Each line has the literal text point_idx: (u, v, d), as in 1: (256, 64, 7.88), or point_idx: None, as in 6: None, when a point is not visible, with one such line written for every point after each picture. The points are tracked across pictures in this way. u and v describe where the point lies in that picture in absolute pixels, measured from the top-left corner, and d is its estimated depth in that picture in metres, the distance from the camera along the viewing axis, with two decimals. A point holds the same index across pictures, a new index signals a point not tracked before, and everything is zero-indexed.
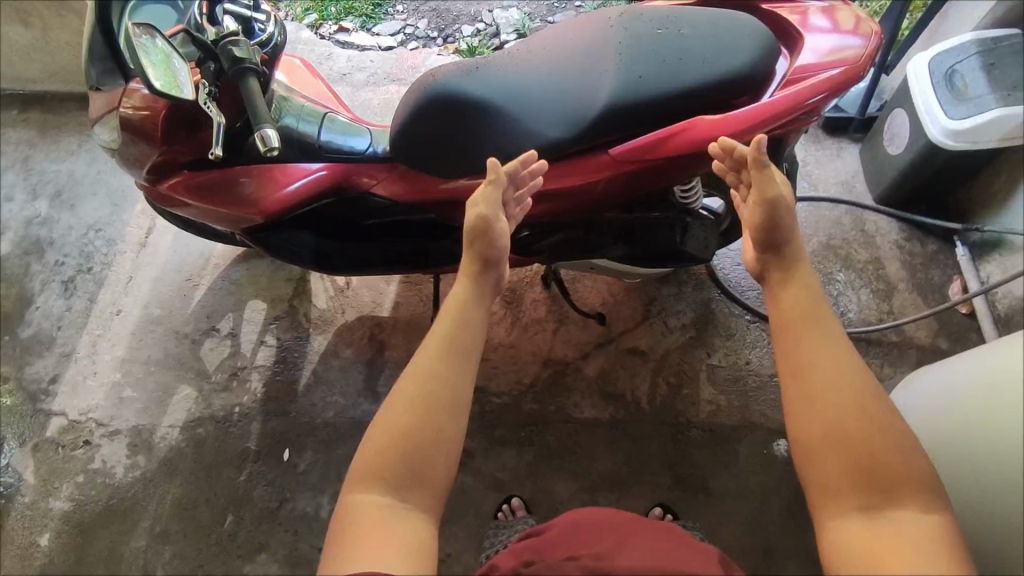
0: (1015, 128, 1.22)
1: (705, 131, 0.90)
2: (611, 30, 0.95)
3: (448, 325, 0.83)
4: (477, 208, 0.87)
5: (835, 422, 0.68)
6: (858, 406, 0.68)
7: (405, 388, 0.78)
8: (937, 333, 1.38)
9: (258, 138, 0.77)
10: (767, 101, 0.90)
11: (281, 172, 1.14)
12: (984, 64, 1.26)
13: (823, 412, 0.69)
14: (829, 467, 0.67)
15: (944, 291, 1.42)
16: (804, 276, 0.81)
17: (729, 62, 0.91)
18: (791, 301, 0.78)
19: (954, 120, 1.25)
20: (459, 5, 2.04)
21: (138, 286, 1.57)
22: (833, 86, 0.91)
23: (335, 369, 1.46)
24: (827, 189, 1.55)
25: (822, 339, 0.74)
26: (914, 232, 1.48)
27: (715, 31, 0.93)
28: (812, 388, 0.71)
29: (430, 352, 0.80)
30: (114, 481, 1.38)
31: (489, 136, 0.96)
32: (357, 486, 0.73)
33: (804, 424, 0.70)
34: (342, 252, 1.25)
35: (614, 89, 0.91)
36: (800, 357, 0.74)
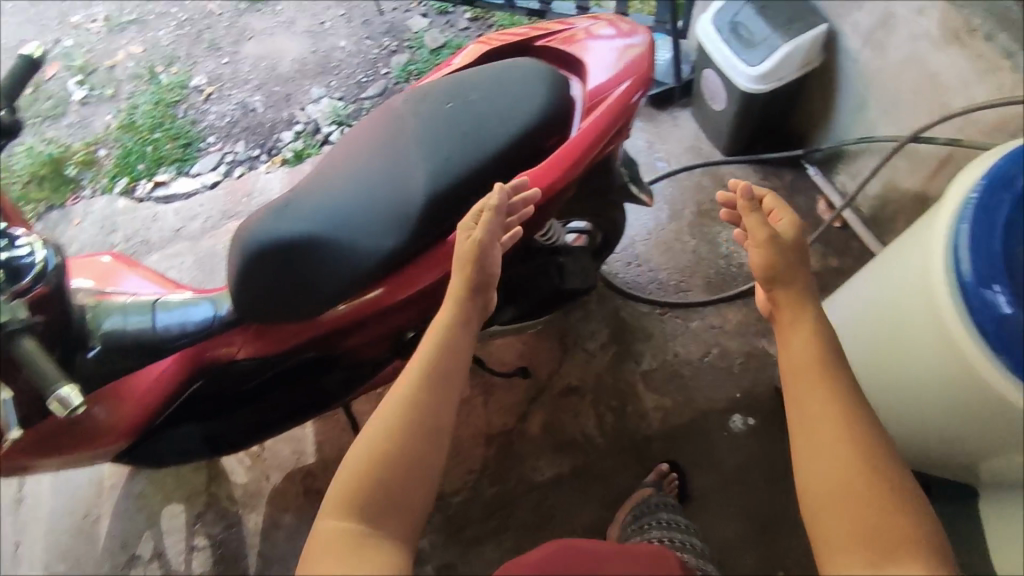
0: (809, 52, 1.26)
1: (531, 186, 0.86)
2: (400, 122, 0.89)
3: (435, 359, 0.74)
4: (476, 232, 0.78)
5: (841, 462, 0.65)
6: (862, 463, 0.64)
7: (386, 414, 0.70)
8: (825, 255, 1.42)
9: (55, 405, 0.65)
10: (577, 133, 0.88)
11: (127, 383, 1.02)
12: (758, 7, 1.30)
13: (830, 464, 0.65)
14: (831, 517, 0.63)
15: (815, 214, 1.47)
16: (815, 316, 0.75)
17: (527, 112, 0.86)
18: (800, 349, 0.73)
19: (755, 66, 1.27)
20: (270, 114, 1.97)
21: (31, 548, 1.37)
22: (629, 98, 0.90)
23: (283, 541, 1.34)
24: (678, 159, 1.59)
25: (818, 378, 0.70)
26: (767, 169, 1.53)
27: (501, 83, 0.87)
28: (819, 437, 0.67)
29: (417, 385, 0.72)
30: None
31: (328, 269, 0.88)
32: (331, 512, 0.65)
33: (810, 467, 0.66)
34: (232, 426, 1.14)
35: (428, 182, 0.85)
36: (805, 389, 0.70)
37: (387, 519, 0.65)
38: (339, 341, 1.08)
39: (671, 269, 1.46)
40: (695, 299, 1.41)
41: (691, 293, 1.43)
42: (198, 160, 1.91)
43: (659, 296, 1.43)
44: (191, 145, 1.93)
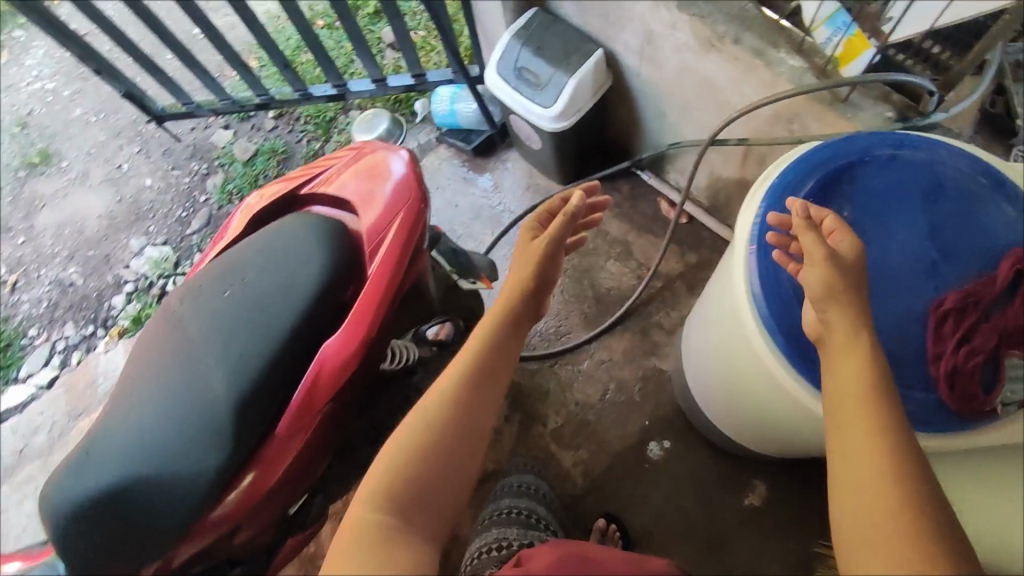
0: (594, 79, 1.26)
1: (342, 353, 0.77)
2: (182, 325, 0.80)
3: (487, 356, 0.75)
4: (543, 237, 0.83)
5: (886, 477, 0.52)
6: (907, 491, 0.52)
7: (428, 408, 0.70)
8: (683, 253, 1.43)
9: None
10: (370, 282, 0.80)
11: None
12: (533, 49, 1.26)
13: (871, 489, 0.53)
14: (866, 543, 0.51)
15: (662, 215, 1.48)
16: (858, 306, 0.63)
17: (308, 278, 0.79)
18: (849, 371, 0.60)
19: (550, 107, 1.24)
20: (93, 283, 1.80)
21: None
22: (410, 226, 0.83)
23: None
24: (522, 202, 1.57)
25: (863, 396, 0.57)
26: (603, 186, 1.54)
27: (274, 256, 0.81)
28: (857, 452, 0.55)
29: (462, 383, 0.72)
30: None
31: (153, 517, 0.73)
32: (368, 502, 0.63)
33: (845, 466, 0.56)
34: None
35: (230, 381, 0.76)
36: (856, 397, 0.58)
37: (415, 516, 0.64)
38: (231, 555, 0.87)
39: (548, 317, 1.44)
40: (578, 338, 1.40)
41: (573, 334, 1.41)
42: (27, 360, 1.72)
43: (544, 347, 1.41)
44: (15, 346, 1.74)
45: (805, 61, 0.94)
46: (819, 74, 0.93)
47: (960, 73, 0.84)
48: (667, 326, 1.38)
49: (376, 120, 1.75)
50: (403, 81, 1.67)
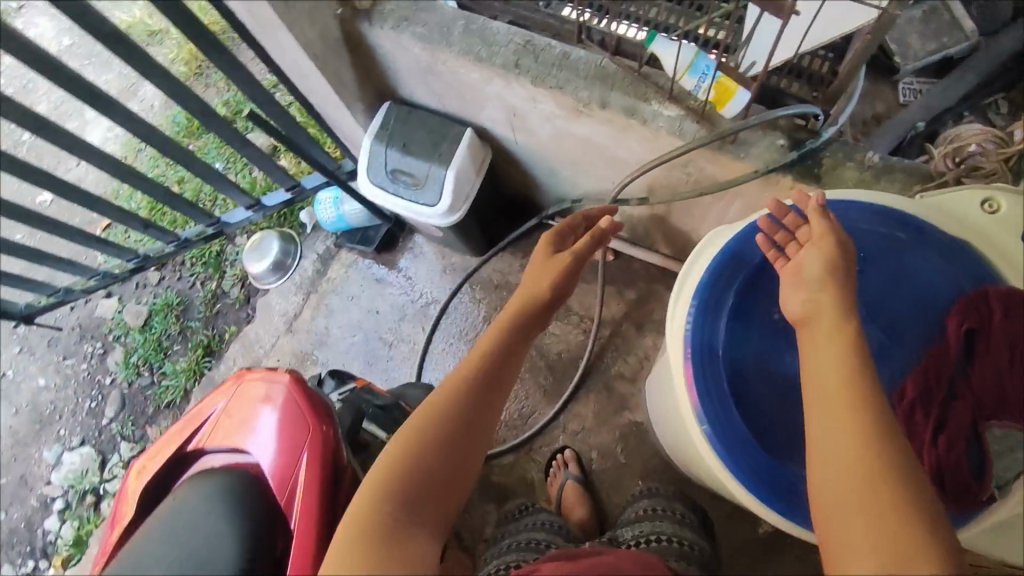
0: (474, 161, 1.17)
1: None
2: None
3: (488, 360, 0.78)
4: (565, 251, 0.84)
5: (884, 489, 0.52)
6: (883, 470, 0.53)
7: (431, 410, 0.73)
8: (620, 292, 1.37)
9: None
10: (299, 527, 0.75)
11: None
12: (400, 147, 1.16)
13: (851, 464, 0.54)
14: (853, 511, 0.53)
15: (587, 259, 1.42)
16: (845, 305, 0.62)
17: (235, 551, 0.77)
18: (832, 364, 0.60)
19: (438, 203, 1.15)
20: (19, 513, 1.62)
21: None
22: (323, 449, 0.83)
23: None
24: (442, 287, 1.49)
25: (841, 381, 0.58)
26: (520, 246, 1.46)
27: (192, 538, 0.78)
28: (836, 427, 0.56)
29: (443, 409, 0.73)
30: None
31: None
32: (374, 495, 0.65)
33: (829, 469, 0.56)
34: None
35: None
36: (837, 397, 0.58)
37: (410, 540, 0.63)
38: None
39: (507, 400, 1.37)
40: (546, 414, 1.33)
41: (539, 413, 1.34)
42: None
43: (514, 436, 1.34)
44: None
45: (680, 108, 0.87)
46: (700, 120, 0.86)
47: (841, 86, 0.79)
48: (628, 374, 1.32)
49: (265, 244, 1.62)
50: (280, 197, 1.55)
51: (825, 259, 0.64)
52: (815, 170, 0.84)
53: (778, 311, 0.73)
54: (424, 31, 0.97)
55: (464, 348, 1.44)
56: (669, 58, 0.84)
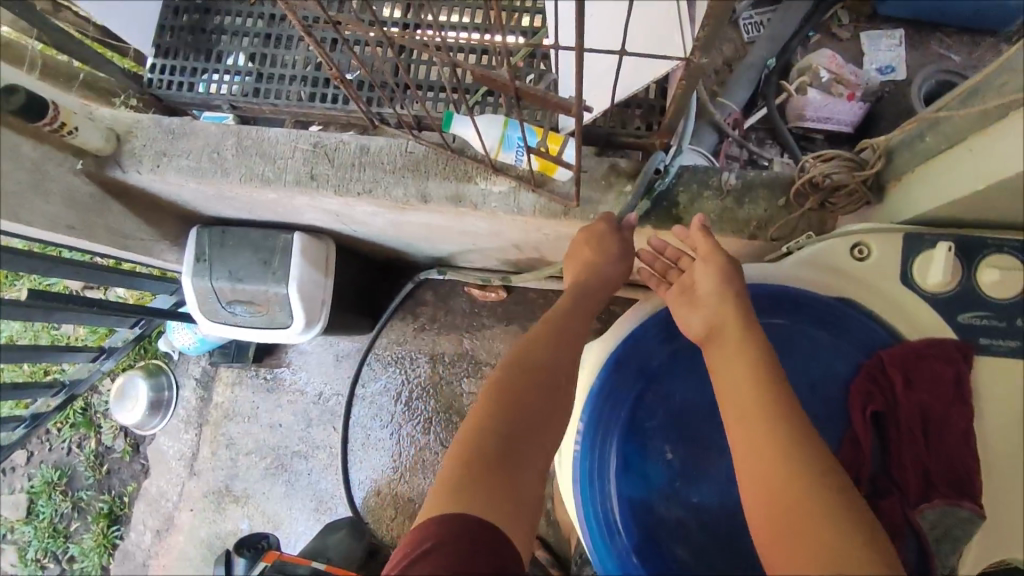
0: (318, 265, 1.03)
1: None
2: None
3: (551, 339, 0.69)
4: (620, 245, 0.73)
5: (799, 502, 0.51)
6: (795, 465, 0.53)
7: (501, 390, 0.64)
8: (524, 329, 1.28)
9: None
10: None
11: None
12: (226, 277, 0.99)
13: (765, 466, 0.54)
14: (783, 522, 0.52)
15: (479, 303, 1.31)
16: (744, 323, 0.63)
17: None
18: (732, 368, 0.61)
19: (295, 321, 1.02)
20: None
21: None
22: None
23: None
24: (340, 375, 1.36)
25: (748, 383, 0.59)
26: (407, 310, 1.34)
27: None
28: (744, 429, 0.57)
29: (505, 396, 0.63)
30: None
31: None
32: (453, 484, 0.56)
33: (753, 490, 0.55)
34: None
35: None
36: (751, 408, 0.57)
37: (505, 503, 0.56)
38: None
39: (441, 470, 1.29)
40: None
41: None
42: None
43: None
44: None
45: (509, 180, 0.75)
46: (535, 188, 0.75)
47: (673, 122, 0.70)
48: None
49: (130, 387, 1.40)
50: (125, 335, 1.37)
51: (722, 273, 0.66)
52: (671, 212, 0.76)
53: (670, 453, 0.71)
54: (190, 163, 0.80)
55: (385, 433, 1.32)
56: (472, 138, 0.73)
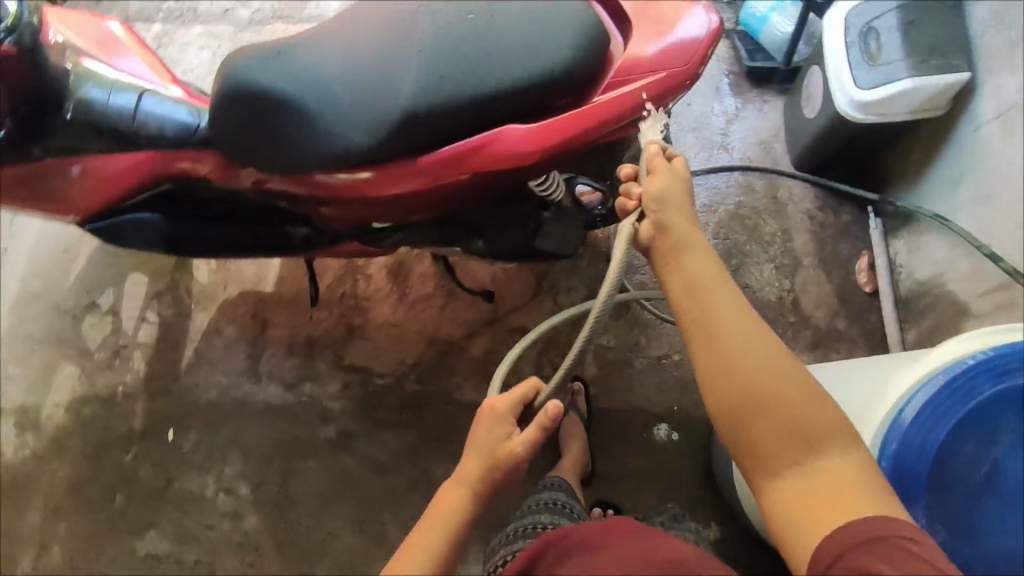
0: (924, 102, 1.08)
1: (371, 177, 0.88)
2: (412, 15, 0.84)
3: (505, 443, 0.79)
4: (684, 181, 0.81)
5: (766, 398, 0.67)
6: (770, 365, 0.68)
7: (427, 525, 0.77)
8: (835, 314, 1.32)
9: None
10: (600, 100, 0.83)
11: (165, 162, 1.03)
12: (902, 22, 1.07)
13: (734, 368, 0.68)
14: (755, 424, 0.67)
15: (851, 268, 1.34)
16: (683, 228, 0.76)
17: (531, 66, 0.81)
18: (694, 269, 0.74)
19: (862, 91, 1.08)
20: None
21: (15, 258, 1.51)
22: (658, 86, 0.83)
23: (218, 348, 1.41)
24: (744, 151, 1.43)
25: (714, 288, 0.72)
26: (829, 199, 1.37)
27: (532, 21, 0.83)
28: (717, 329, 0.70)
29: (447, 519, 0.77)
30: (4, 459, 1.41)
31: (313, 137, 0.83)
32: None
33: (725, 384, 0.69)
34: (198, 235, 1.20)
35: (413, 94, 0.80)
36: (727, 316, 0.71)
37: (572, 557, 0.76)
38: (409, 210, 0.96)
39: None
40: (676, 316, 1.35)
41: None
42: None
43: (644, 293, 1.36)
44: None
45: None
46: None
47: None
48: None
49: None
50: None
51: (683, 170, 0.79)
52: None
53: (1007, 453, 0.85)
54: None
55: (698, 204, 1.41)
56: None
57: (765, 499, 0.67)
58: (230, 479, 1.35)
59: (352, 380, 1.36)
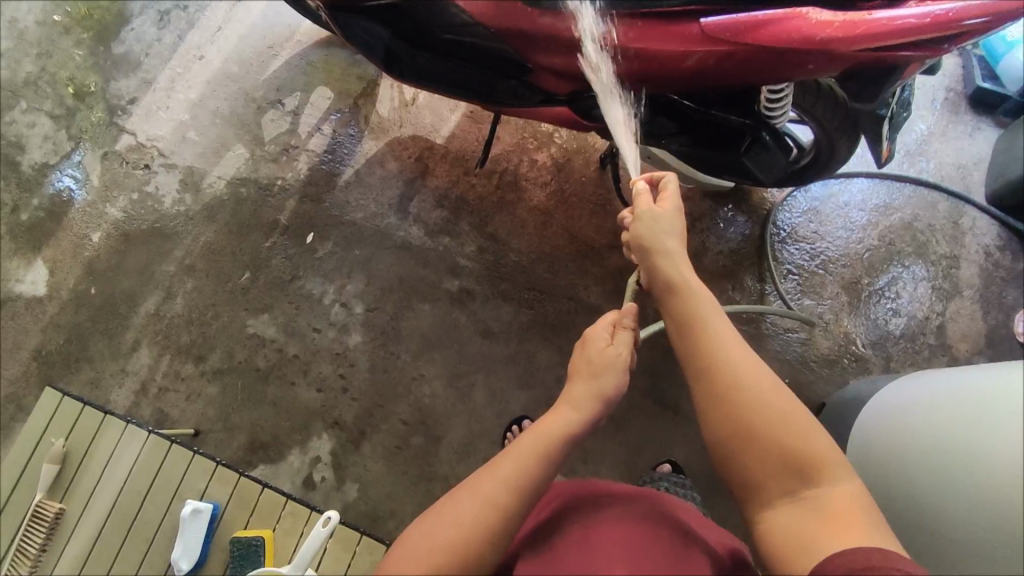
0: None
1: (627, 31, 0.94)
2: None
3: (551, 429, 0.73)
4: (671, 203, 0.81)
5: (757, 434, 0.67)
6: (763, 400, 0.68)
7: (466, 489, 0.67)
8: (979, 350, 1.29)
9: None
10: (909, 20, 0.83)
11: None
12: None
13: (726, 405, 0.69)
14: (747, 458, 0.67)
15: (1012, 314, 1.30)
16: (671, 279, 0.76)
17: None
18: (678, 308, 0.75)
19: None
20: None
21: (225, 38, 1.61)
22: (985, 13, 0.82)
23: (377, 177, 1.49)
24: (939, 167, 1.39)
25: (694, 322, 0.74)
26: (1012, 243, 1.33)
27: None
28: (709, 363, 0.71)
29: (497, 482, 0.67)
30: (161, 208, 1.53)
31: None
32: (397, 556, 0.64)
33: (720, 422, 0.69)
34: (413, 61, 1.18)
35: None
36: (715, 354, 0.71)
37: (595, 518, 0.68)
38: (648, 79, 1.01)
39: (833, 251, 1.36)
40: (815, 298, 1.33)
41: (825, 286, 1.34)
42: None
43: (791, 267, 1.35)
44: None
45: None
46: None
47: None
48: (892, 364, 1.29)
49: None
50: None
51: (677, 211, 0.81)
52: None
53: None
54: None
55: (874, 203, 1.38)
56: None
57: (760, 534, 0.66)
58: (350, 295, 1.43)
59: (488, 247, 1.42)
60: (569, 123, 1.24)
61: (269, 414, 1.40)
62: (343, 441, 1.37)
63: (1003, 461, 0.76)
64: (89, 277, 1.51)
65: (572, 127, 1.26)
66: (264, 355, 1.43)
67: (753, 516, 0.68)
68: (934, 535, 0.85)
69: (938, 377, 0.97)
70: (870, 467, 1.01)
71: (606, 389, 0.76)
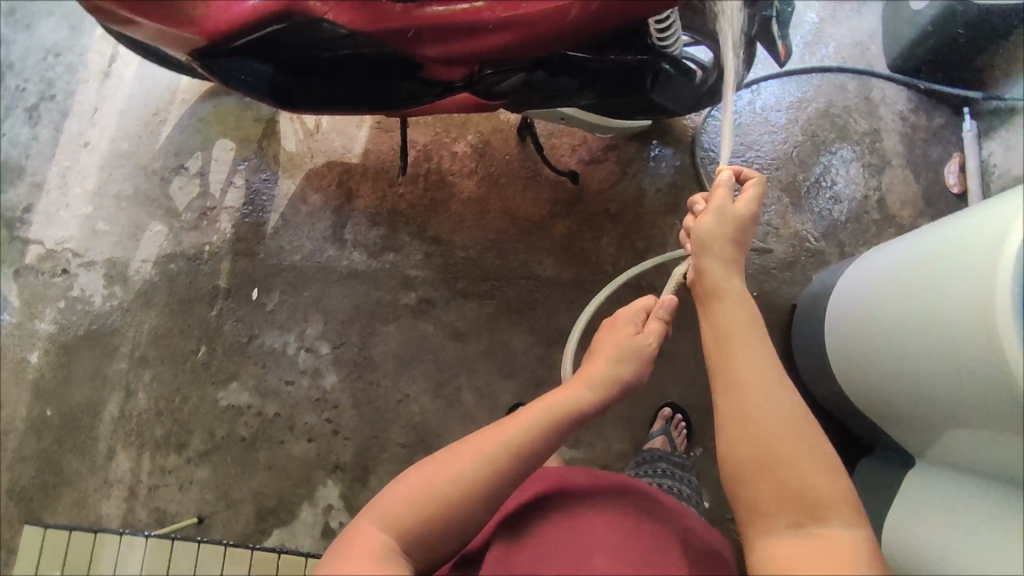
0: None
1: None
2: None
3: (558, 405, 0.73)
4: (744, 207, 0.84)
5: (777, 459, 0.64)
6: (787, 428, 0.66)
7: (465, 448, 0.68)
8: (920, 212, 1.33)
9: None
10: None
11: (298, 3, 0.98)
12: None
13: (750, 428, 0.67)
14: (758, 481, 0.65)
15: (940, 169, 1.34)
16: (739, 287, 0.78)
17: None
18: (723, 316, 0.75)
19: None
20: None
21: (105, 117, 1.53)
22: None
23: (303, 214, 1.45)
24: (839, 51, 1.41)
25: (739, 337, 0.73)
26: (923, 103, 1.37)
27: None
28: (739, 382, 0.70)
29: (498, 446, 0.67)
30: (93, 308, 1.46)
31: None
32: (391, 497, 0.64)
33: (736, 439, 0.67)
34: (299, 89, 1.14)
35: None
36: (745, 376, 0.70)
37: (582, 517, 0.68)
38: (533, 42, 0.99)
39: (763, 159, 1.37)
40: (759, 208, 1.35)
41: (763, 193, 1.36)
42: None
43: None
44: None
45: None
46: None
47: None
48: (845, 248, 1.33)
49: None
50: None
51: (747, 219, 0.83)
52: None
53: None
54: None
55: (789, 100, 1.40)
56: None
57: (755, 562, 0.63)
58: (312, 338, 1.40)
59: (434, 252, 1.39)
60: (477, 107, 1.21)
61: (267, 478, 1.36)
62: (349, 482, 1.34)
63: (966, 318, 0.78)
64: (40, 400, 1.43)
65: (481, 111, 1.23)
66: (244, 423, 1.38)
67: (750, 545, 0.65)
68: (928, 400, 0.90)
69: (889, 252, 0.99)
70: (852, 351, 1.04)
71: (625, 374, 0.79)
